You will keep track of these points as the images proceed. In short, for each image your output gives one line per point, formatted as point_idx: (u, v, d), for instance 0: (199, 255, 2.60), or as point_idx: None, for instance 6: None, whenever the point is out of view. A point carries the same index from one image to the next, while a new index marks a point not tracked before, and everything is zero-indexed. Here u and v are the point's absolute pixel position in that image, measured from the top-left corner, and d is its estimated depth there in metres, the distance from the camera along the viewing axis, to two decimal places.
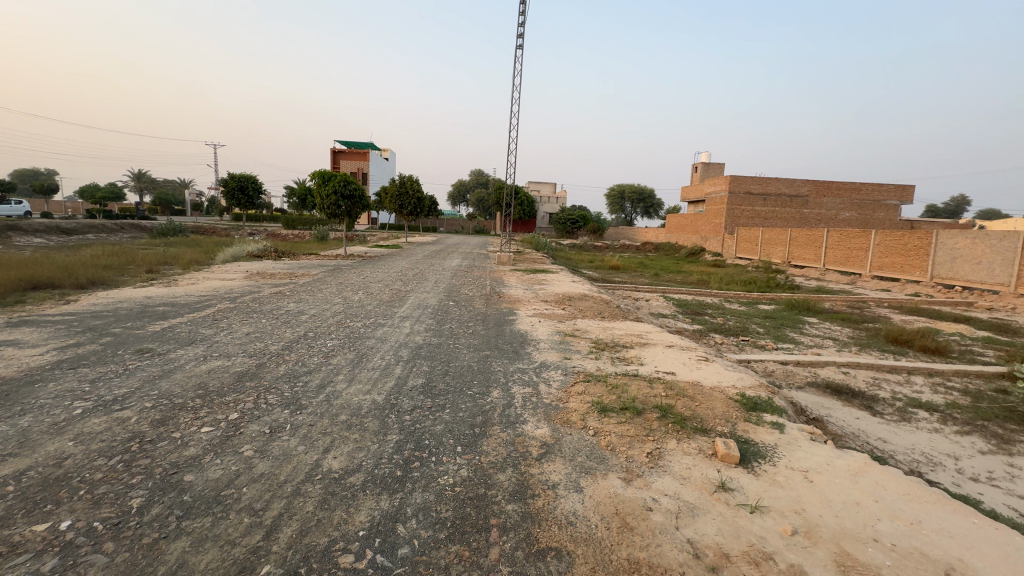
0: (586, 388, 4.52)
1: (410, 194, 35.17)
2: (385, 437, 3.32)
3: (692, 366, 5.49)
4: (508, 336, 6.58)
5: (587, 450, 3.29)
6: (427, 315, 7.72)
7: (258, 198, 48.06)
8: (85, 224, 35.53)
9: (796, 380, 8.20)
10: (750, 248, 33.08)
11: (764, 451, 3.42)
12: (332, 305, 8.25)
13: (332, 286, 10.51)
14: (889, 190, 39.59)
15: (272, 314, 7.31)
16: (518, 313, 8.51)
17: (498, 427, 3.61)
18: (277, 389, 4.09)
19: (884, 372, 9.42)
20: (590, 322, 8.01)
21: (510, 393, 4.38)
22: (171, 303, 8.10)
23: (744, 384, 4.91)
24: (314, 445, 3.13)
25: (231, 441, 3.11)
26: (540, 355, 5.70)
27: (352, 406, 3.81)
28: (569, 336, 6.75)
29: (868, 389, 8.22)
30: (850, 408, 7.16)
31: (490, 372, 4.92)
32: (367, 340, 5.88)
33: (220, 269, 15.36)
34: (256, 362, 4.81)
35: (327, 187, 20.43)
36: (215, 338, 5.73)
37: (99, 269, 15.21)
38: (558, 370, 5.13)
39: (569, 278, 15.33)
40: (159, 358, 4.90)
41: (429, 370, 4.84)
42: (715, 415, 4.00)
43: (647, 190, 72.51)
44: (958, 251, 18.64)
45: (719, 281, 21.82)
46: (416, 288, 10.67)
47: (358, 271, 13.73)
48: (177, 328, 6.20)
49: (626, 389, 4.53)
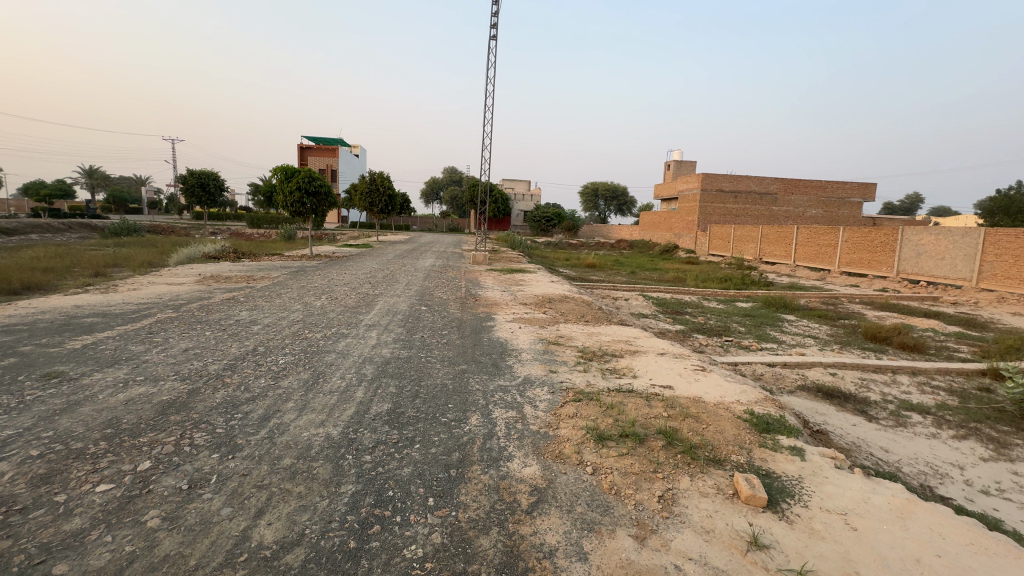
0: (577, 409, 3.95)
1: (380, 191, 34.05)
2: (338, 489, 2.66)
3: (689, 378, 4.99)
4: (487, 346, 5.94)
5: (587, 496, 2.72)
6: (396, 323, 7.00)
7: (220, 196, 45.83)
8: (27, 224, 32.97)
9: (786, 383, 7.88)
10: (723, 245, 33.39)
11: (791, 488, 2.93)
12: (290, 312, 7.45)
13: (292, 290, 9.68)
14: (853, 188, 40.83)
15: (219, 324, 6.47)
16: (496, 317, 7.90)
17: (478, 467, 3.01)
18: (209, 424, 3.37)
19: (869, 372, 9.22)
20: (574, 327, 7.43)
21: (491, 419, 3.75)
22: (104, 313, 7.14)
23: (749, 399, 4.43)
24: (243, 506, 2.46)
25: (134, 506, 2.41)
26: (522, 368, 5.09)
27: (301, 446, 3.13)
28: (552, 345, 6.15)
29: (858, 391, 7.95)
30: (845, 413, 6.83)
31: (468, 393, 4.29)
32: (326, 356, 5.15)
33: (172, 271, 14.17)
34: (190, 387, 4.05)
35: (290, 183, 19.30)
36: (145, 357, 4.90)
37: (35, 271, 13.83)
38: (543, 387, 4.54)
39: (547, 278, 14.82)
40: (69, 384, 4.07)
41: (396, 393, 4.18)
42: (727, 440, 3.49)
43: (621, 188, 73.05)
44: (922, 247, 19.00)
45: (696, 278, 21.70)
46: (386, 292, 9.93)
47: (322, 273, 12.75)
48: (100, 345, 5.32)
49: (623, 409, 3.98)
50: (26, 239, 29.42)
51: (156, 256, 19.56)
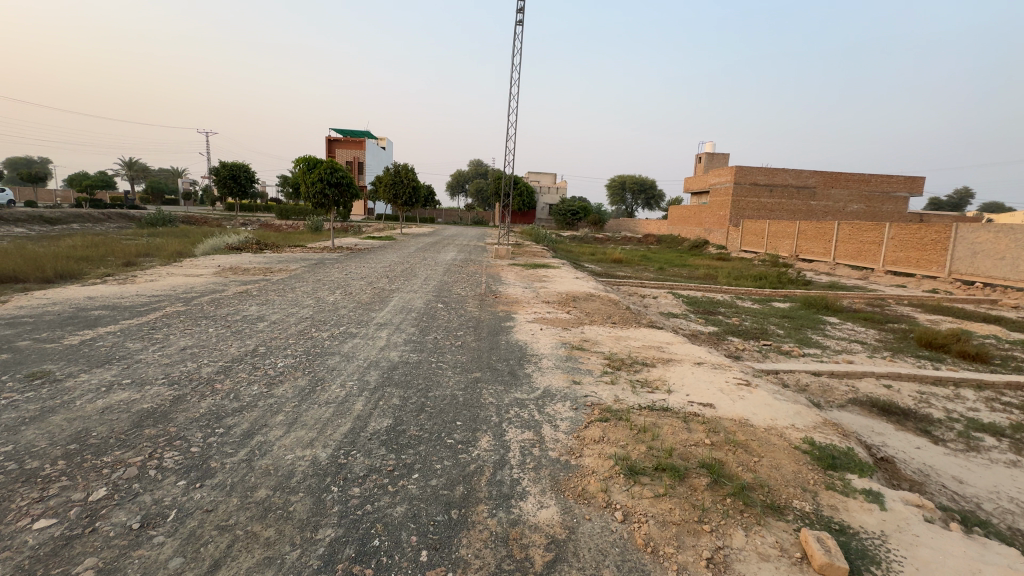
0: (603, 432, 3.42)
1: (405, 183, 33.88)
2: (314, 534, 2.21)
3: (733, 395, 4.38)
4: (504, 351, 5.43)
5: (615, 555, 2.21)
6: (409, 322, 6.56)
7: (250, 186, 46.67)
8: (70, 213, 34.23)
9: (835, 396, 7.11)
10: (756, 241, 31.98)
11: (874, 551, 2.34)
12: (301, 308, 7.13)
13: (308, 284, 9.38)
14: (899, 181, 38.48)
15: (224, 320, 6.16)
16: (515, 317, 7.41)
17: (485, 507, 2.51)
18: (185, 441, 2.99)
19: (929, 384, 8.32)
20: (599, 330, 6.83)
21: (503, 442, 3.24)
22: (112, 306, 6.92)
23: (806, 424, 3.80)
24: (196, 557, 2.03)
25: (70, 552, 2.02)
26: (541, 378, 4.56)
27: (281, 472, 2.70)
28: (575, 350, 5.59)
29: (917, 407, 7.11)
30: (906, 434, 6.07)
31: (479, 408, 3.79)
32: (328, 359, 4.74)
33: (195, 262, 14.15)
34: (176, 394, 3.70)
35: (312, 174, 19.18)
36: (138, 356, 4.59)
37: (67, 260, 14.03)
38: (565, 402, 4.02)
39: (572, 274, 14.25)
40: (50, 387, 3.76)
41: (399, 406, 3.71)
42: (786, 479, 2.90)
43: (649, 182, 71.21)
44: (979, 245, 17.51)
45: (729, 276, 20.66)
46: (402, 287, 9.55)
47: (340, 266, 12.51)
48: (97, 341, 5.05)
49: (658, 434, 3.42)
50: (69, 228, 30.53)
51: (186, 246, 19.78)
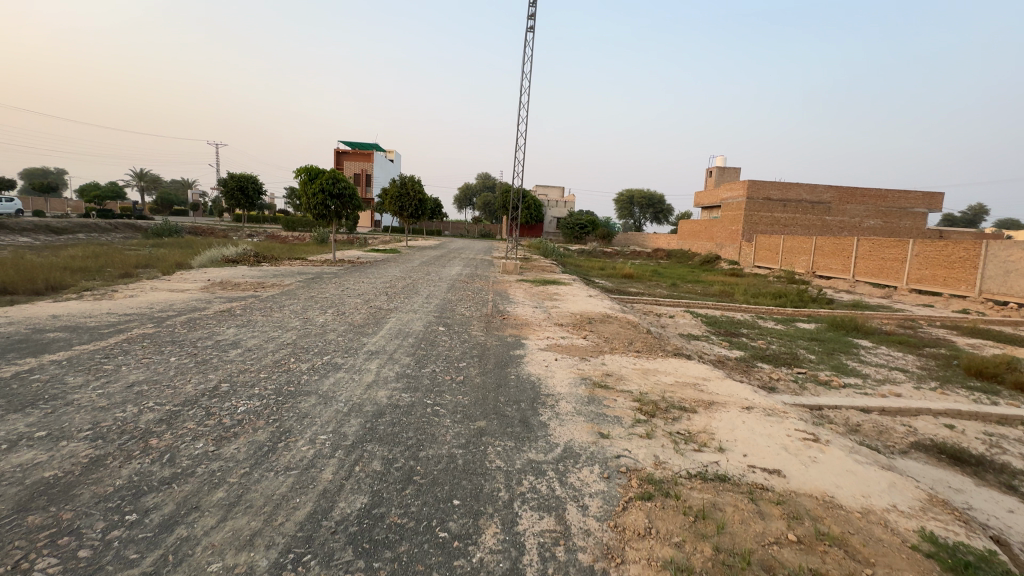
0: (649, 521, 2.54)
1: (411, 195, 33.31)
2: None
3: (802, 455, 3.49)
4: (513, 390, 4.55)
5: None
6: (404, 350, 5.71)
7: (258, 198, 46.40)
8: (76, 222, 33.95)
9: (893, 439, 6.16)
10: (770, 257, 30.99)
11: None
12: (282, 331, 6.31)
13: (297, 302, 8.59)
14: (916, 198, 37.41)
15: (191, 347, 5.35)
16: (524, 343, 6.56)
17: None
18: (75, 538, 2.15)
19: (994, 423, 7.31)
20: (622, 360, 5.97)
21: (515, 538, 2.37)
22: (74, 327, 6.16)
23: (911, 506, 2.89)
24: None
25: None
26: (561, 431, 3.67)
27: None
28: (598, 389, 4.72)
29: (990, 453, 6.13)
30: (989, 492, 5.08)
31: (485, 478, 2.91)
32: (302, 401, 3.91)
33: (187, 275, 13.42)
34: (94, 455, 2.86)
35: (313, 184, 18.58)
36: (73, 397, 3.77)
37: (57, 270, 13.39)
38: (592, 467, 3.15)
39: (584, 291, 13.41)
40: None
41: (379, 475, 2.85)
42: None
43: (658, 197, 70.54)
44: (1012, 263, 16.32)
45: (746, 293, 19.68)
46: (400, 306, 8.75)
47: (338, 281, 11.75)
48: (33, 375, 4.25)
49: (725, 524, 2.53)
50: (73, 238, 30.08)
51: (186, 257, 19.19)
